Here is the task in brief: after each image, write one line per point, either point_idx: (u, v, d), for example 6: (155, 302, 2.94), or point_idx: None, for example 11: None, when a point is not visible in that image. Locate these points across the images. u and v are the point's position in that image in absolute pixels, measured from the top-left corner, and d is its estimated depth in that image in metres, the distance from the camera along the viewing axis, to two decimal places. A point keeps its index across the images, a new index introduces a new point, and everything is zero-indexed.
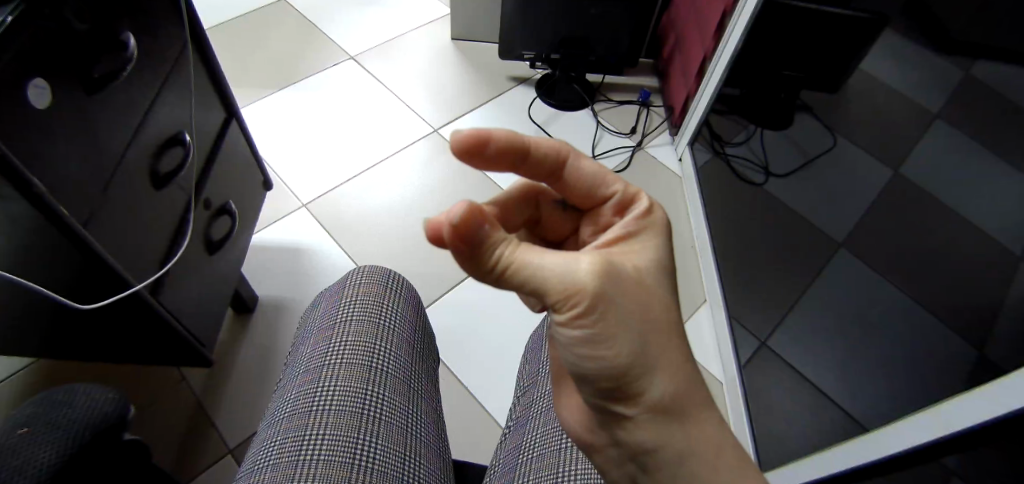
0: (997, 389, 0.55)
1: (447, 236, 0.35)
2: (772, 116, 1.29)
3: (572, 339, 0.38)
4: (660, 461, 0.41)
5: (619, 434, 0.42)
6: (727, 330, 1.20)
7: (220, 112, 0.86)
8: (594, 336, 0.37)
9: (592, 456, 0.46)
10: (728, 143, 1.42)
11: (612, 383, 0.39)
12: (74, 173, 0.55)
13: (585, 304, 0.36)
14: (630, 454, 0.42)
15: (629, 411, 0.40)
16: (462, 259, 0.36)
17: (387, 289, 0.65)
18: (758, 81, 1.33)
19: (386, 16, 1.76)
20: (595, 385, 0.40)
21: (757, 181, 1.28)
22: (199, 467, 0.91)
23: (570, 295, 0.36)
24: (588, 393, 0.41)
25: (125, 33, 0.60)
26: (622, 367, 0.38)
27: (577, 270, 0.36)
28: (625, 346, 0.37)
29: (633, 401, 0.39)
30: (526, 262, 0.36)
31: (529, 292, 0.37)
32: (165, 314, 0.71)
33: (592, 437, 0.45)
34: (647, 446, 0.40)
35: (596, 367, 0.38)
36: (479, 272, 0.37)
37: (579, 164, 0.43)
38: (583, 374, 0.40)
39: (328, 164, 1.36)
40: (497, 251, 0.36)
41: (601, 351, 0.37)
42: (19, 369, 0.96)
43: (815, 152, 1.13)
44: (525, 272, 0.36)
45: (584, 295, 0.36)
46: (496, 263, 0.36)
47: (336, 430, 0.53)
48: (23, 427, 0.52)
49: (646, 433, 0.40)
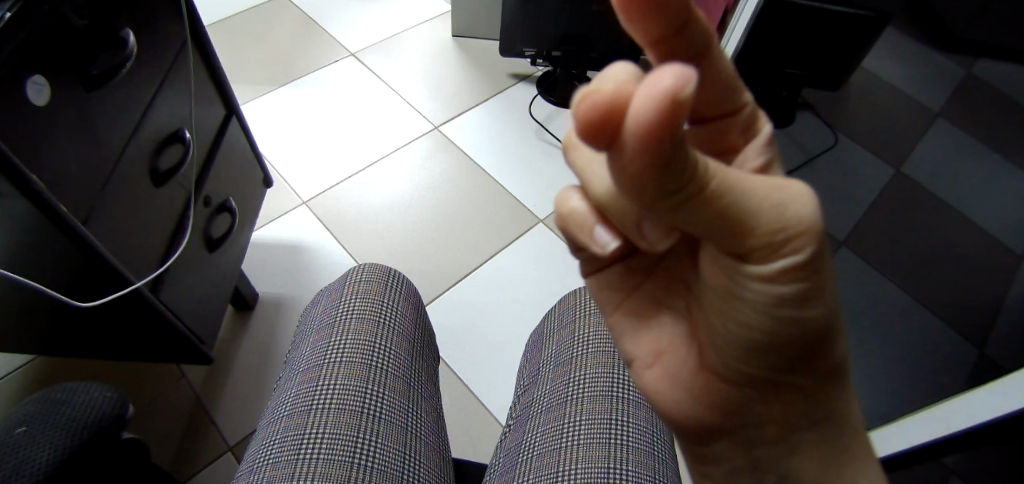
0: (993, 392, 0.54)
1: (638, 131, 0.19)
2: (776, 113, 1.21)
3: (769, 296, 0.27)
4: (809, 438, 0.33)
5: (770, 412, 0.33)
6: None
7: (220, 109, 0.86)
8: (795, 294, 0.27)
9: (714, 443, 0.35)
10: None
11: (785, 348, 0.29)
12: (74, 170, 0.55)
13: (806, 256, 0.25)
14: (777, 433, 0.33)
15: (797, 380, 0.31)
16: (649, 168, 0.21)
17: (388, 287, 0.65)
18: (759, 78, 1.18)
19: (386, 12, 1.75)
20: (767, 352, 0.29)
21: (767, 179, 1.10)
22: (199, 465, 0.91)
23: (787, 239, 0.25)
24: (749, 365, 0.30)
25: (125, 30, 0.59)
26: (814, 327, 0.29)
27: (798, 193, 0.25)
28: (820, 305, 0.28)
29: (808, 369, 0.31)
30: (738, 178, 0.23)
31: (724, 225, 0.24)
32: (164, 311, 0.71)
33: (727, 419, 0.34)
34: (803, 421, 0.33)
35: (786, 332, 0.28)
36: (661, 182, 0.21)
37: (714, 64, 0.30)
38: (760, 341, 0.29)
39: (327, 161, 1.36)
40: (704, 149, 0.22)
41: (796, 308, 0.28)
42: (20, 365, 0.96)
43: (816, 150, 1.15)
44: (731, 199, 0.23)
45: (808, 237, 0.25)
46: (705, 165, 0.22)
47: (336, 428, 0.53)
48: (21, 425, 0.52)
49: (807, 407, 0.33)
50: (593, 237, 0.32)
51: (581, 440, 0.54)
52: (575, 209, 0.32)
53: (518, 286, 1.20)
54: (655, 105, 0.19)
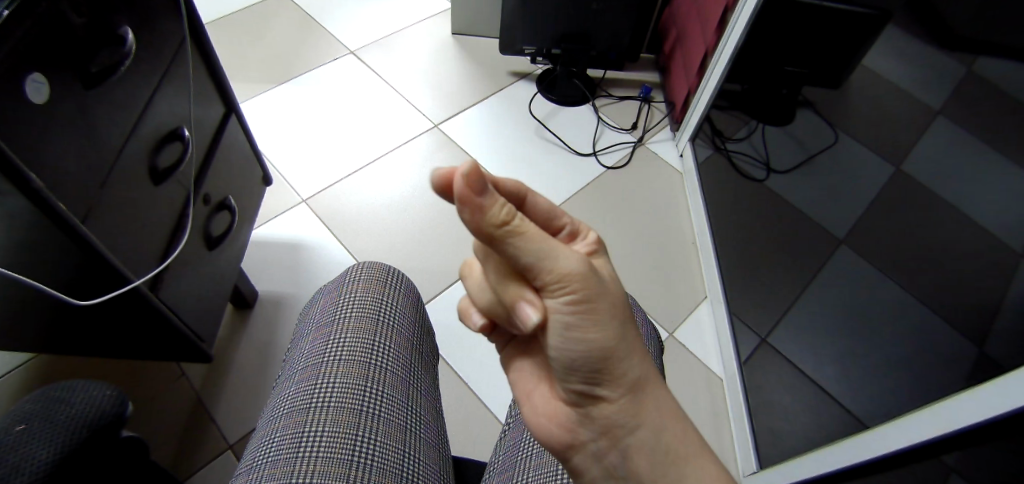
0: (996, 389, 0.55)
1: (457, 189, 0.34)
2: (773, 112, 1.26)
3: (564, 323, 0.38)
4: (638, 440, 0.43)
5: (600, 422, 0.43)
6: (727, 324, 1.21)
7: (220, 107, 0.86)
8: (580, 321, 0.38)
9: (572, 456, 0.46)
10: (729, 138, 1.39)
11: (594, 366, 0.40)
12: (73, 168, 0.55)
13: (578, 291, 0.37)
14: (610, 441, 0.43)
15: (610, 394, 0.42)
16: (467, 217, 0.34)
17: (386, 284, 0.65)
18: (759, 76, 1.29)
19: (386, 10, 1.75)
20: (579, 371, 0.41)
21: (757, 177, 1.28)
22: (199, 463, 0.91)
23: (566, 282, 0.36)
24: (572, 382, 0.42)
25: (123, 28, 0.59)
26: (606, 352, 0.39)
27: (569, 252, 0.37)
28: (605, 333, 0.39)
29: (614, 384, 0.41)
30: (534, 234, 0.36)
31: (524, 265, 0.36)
32: (164, 310, 0.71)
33: (573, 435, 0.45)
34: (624, 426, 0.42)
35: (584, 352, 0.39)
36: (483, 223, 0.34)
37: (536, 203, 0.43)
38: (570, 361, 0.40)
39: (328, 159, 1.36)
40: (504, 208, 0.35)
41: (588, 333, 0.38)
42: (21, 363, 0.96)
43: (817, 147, 1.12)
44: (524, 247, 0.36)
45: (575, 276, 0.36)
46: (502, 223, 0.34)
47: (335, 425, 0.53)
48: (19, 424, 0.51)
49: (623, 413, 0.42)
50: (469, 317, 0.45)
51: None
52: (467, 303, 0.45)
53: None
54: (460, 180, 0.33)
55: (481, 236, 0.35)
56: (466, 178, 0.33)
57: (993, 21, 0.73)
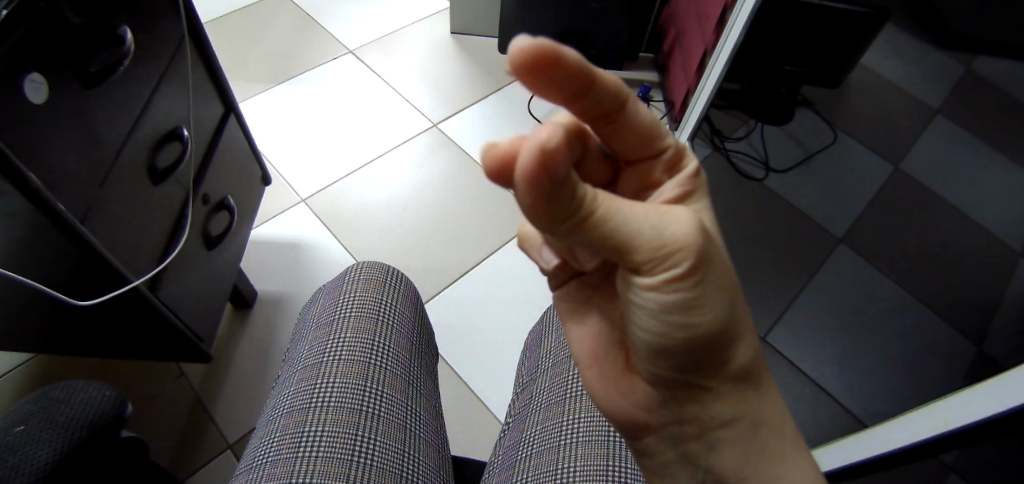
0: (992, 389, 0.54)
1: (528, 164, 0.25)
2: (772, 111, 1.25)
3: (662, 306, 0.32)
4: (730, 434, 0.39)
5: (689, 410, 0.39)
6: None
7: (219, 107, 0.86)
8: (683, 303, 0.32)
9: (643, 436, 0.41)
10: (728, 136, 1.25)
11: (691, 355, 0.35)
12: (71, 167, 0.54)
13: (686, 269, 0.30)
14: (696, 430, 0.39)
15: (707, 381, 0.37)
16: (538, 200, 0.26)
17: (388, 285, 0.65)
18: (758, 75, 1.23)
19: (386, 9, 1.75)
20: (670, 357, 0.35)
21: (756, 175, 1.18)
22: (199, 462, 0.91)
23: (668, 254, 0.29)
24: (658, 366, 0.37)
25: (121, 27, 0.59)
26: (711, 334, 0.34)
27: (672, 219, 0.29)
28: (712, 311, 0.33)
29: (714, 371, 0.36)
30: (620, 210, 0.29)
31: (612, 246, 0.29)
32: (163, 310, 0.71)
33: (651, 416, 0.40)
34: (723, 418, 0.39)
35: (683, 339, 0.34)
36: (553, 212, 0.27)
37: (637, 106, 0.34)
38: (665, 348, 0.34)
39: (327, 158, 1.36)
40: (584, 189, 0.27)
41: (688, 315, 0.32)
42: (20, 364, 0.96)
43: (814, 147, 1.19)
44: (613, 224, 0.28)
45: (685, 250, 0.29)
46: (583, 204, 0.27)
47: (335, 425, 0.53)
48: (19, 424, 0.52)
49: (725, 407, 0.38)
50: (541, 255, 0.43)
51: (581, 436, 0.54)
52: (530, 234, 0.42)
53: (517, 284, 1.20)
54: (528, 164, 0.25)
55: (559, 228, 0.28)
56: (537, 158, 0.25)
57: None
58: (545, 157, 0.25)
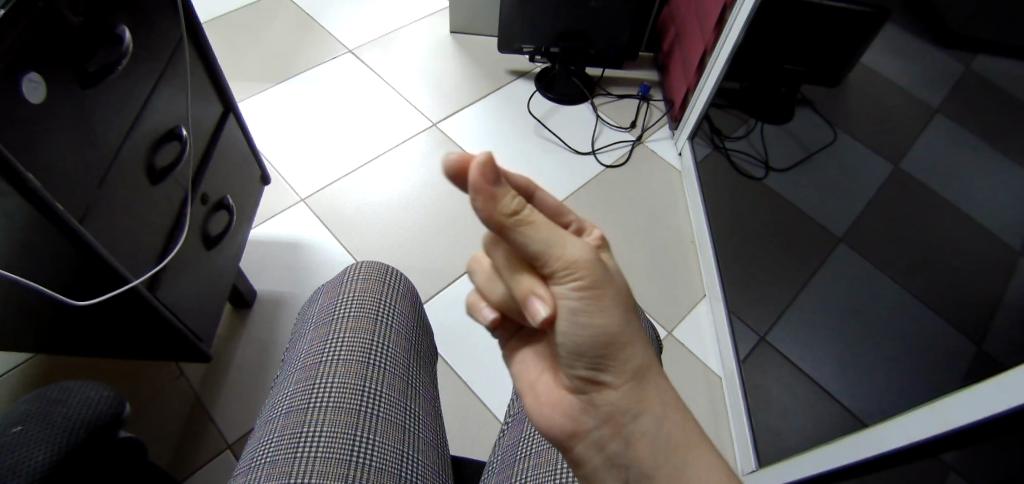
0: (995, 387, 0.54)
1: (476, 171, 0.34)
2: (772, 109, 1.27)
3: (571, 311, 0.37)
4: (640, 428, 0.41)
5: (603, 409, 0.42)
6: (727, 324, 1.18)
7: (218, 106, 0.86)
8: (586, 306, 0.37)
9: (574, 445, 0.44)
10: (728, 136, 1.39)
11: (599, 352, 0.39)
12: (69, 167, 0.54)
13: (586, 278, 0.36)
14: (612, 429, 0.42)
15: (613, 381, 0.40)
16: (480, 200, 0.34)
17: (385, 287, 0.65)
18: (758, 74, 1.30)
19: (386, 8, 1.75)
20: (584, 358, 0.40)
21: (757, 175, 1.28)
22: (198, 462, 0.91)
23: (571, 268, 0.36)
24: (577, 368, 0.41)
25: (120, 26, 0.59)
26: (614, 341, 0.38)
27: (577, 241, 0.37)
28: (613, 320, 0.38)
29: (619, 370, 0.40)
30: (542, 223, 0.36)
31: (532, 254, 0.36)
32: (161, 309, 0.71)
33: (575, 423, 0.43)
34: (626, 413, 0.41)
35: (589, 339, 0.38)
36: (494, 212, 0.34)
37: (544, 197, 0.44)
38: (577, 350, 0.39)
39: (327, 158, 1.36)
40: (515, 198, 0.35)
41: (592, 320, 0.38)
42: (19, 364, 0.96)
43: (814, 146, 1.13)
44: (531, 237, 0.35)
45: (585, 266, 0.36)
46: (512, 212, 0.35)
47: (332, 427, 0.53)
48: (17, 425, 0.51)
49: (625, 400, 0.41)
50: (480, 312, 0.44)
51: None
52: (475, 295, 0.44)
53: None
54: (475, 171, 0.34)
55: (491, 226, 0.35)
56: (482, 168, 0.34)
57: (985, 18, 0.72)
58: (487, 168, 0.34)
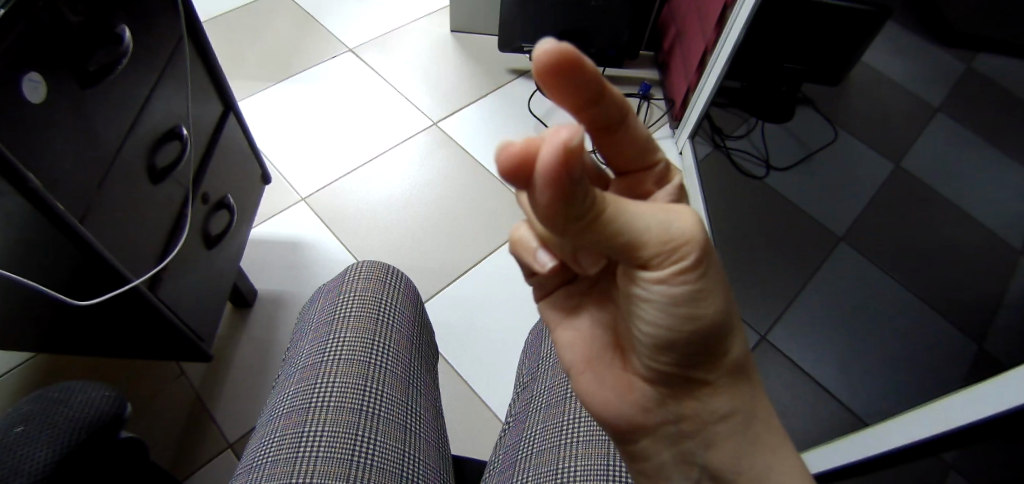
0: (996, 387, 0.54)
1: (552, 159, 0.26)
2: (772, 108, 1.25)
3: (667, 299, 0.34)
4: (724, 430, 0.40)
5: (684, 407, 0.40)
6: None
7: (218, 106, 0.86)
8: (684, 296, 0.33)
9: (638, 438, 0.42)
10: (729, 135, 1.27)
11: (691, 346, 0.36)
12: (70, 167, 0.54)
13: (688, 259, 0.32)
14: (691, 428, 0.40)
15: (710, 377, 0.38)
16: (552, 198, 0.27)
17: (387, 286, 0.65)
18: (758, 74, 1.23)
19: (386, 7, 1.74)
20: (672, 352, 0.36)
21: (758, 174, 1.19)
22: (199, 461, 0.91)
23: (675, 249, 0.31)
24: (660, 361, 0.38)
25: (120, 26, 0.59)
26: (709, 329, 0.35)
27: (680, 218, 0.32)
28: (713, 306, 0.35)
29: (715, 366, 0.38)
30: (630, 210, 0.30)
31: (622, 245, 0.31)
32: (163, 309, 0.71)
33: (648, 417, 0.41)
34: (716, 413, 0.39)
35: (687, 330, 0.35)
36: (564, 212, 0.28)
37: (635, 128, 0.38)
38: (668, 341, 0.36)
39: (327, 157, 1.36)
40: (596, 194, 0.29)
41: (693, 308, 0.34)
42: (19, 363, 0.96)
43: (816, 144, 1.17)
44: (622, 225, 0.30)
45: (693, 247, 0.32)
46: (589, 211, 0.28)
47: (335, 426, 0.53)
48: (19, 424, 0.52)
49: (722, 402, 0.39)
50: (532, 254, 0.35)
51: (581, 437, 0.54)
52: (524, 234, 0.36)
53: (516, 283, 1.20)
54: (550, 159, 0.26)
55: (568, 228, 0.29)
56: (558, 154, 0.26)
57: None
58: (567, 161, 0.26)
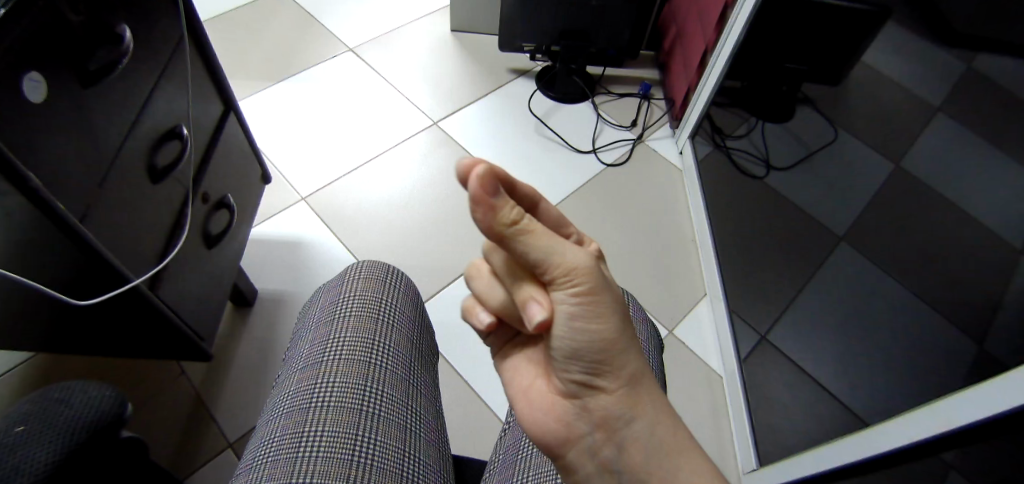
0: (999, 387, 0.54)
1: (478, 178, 0.34)
2: (772, 108, 1.26)
3: (569, 315, 0.38)
4: (634, 433, 0.42)
5: (596, 414, 0.42)
6: (727, 323, 1.19)
7: (219, 106, 0.86)
8: (582, 312, 0.38)
9: (567, 452, 0.44)
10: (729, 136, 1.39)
11: (595, 357, 0.40)
12: (70, 166, 0.54)
13: (584, 284, 0.38)
14: (605, 435, 0.43)
15: (609, 385, 0.41)
16: (479, 209, 0.34)
17: (386, 284, 0.65)
18: (758, 74, 1.29)
19: (387, 7, 1.74)
20: (579, 361, 0.41)
21: (757, 174, 1.28)
22: (199, 461, 0.91)
23: (572, 273, 0.37)
24: (572, 372, 0.42)
25: (121, 26, 0.59)
26: (608, 344, 0.40)
27: (574, 248, 0.37)
28: (608, 325, 0.39)
29: (614, 375, 0.41)
30: (542, 231, 0.36)
31: (532, 263, 0.37)
32: (163, 309, 0.71)
33: (569, 429, 0.43)
34: (620, 419, 0.42)
35: (586, 343, 0.40)
36: (492, 224, 0.35)
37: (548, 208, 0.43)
38: (574, 353, 0.40)
39: (328, 156, 1.36)
40: (514, 209, 0.36)
41: (590, 324, 0.39)
42: (19, 363, 0.96)
43: (816, 144, 1.11)
44: (532, 245, 0.36)
45: (583, 272, 0.37)
46: (512, 222, 0.35)
47: (335, 426, 0.53)
48: (20, 424, 0.51)
49: (619, 405, 0.42)
50: (475, 316, 0.43)
51: None
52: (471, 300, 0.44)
53: None
54: (475, 183, 0.34)
55: (492, 236, 0.35)
56: (481, 178, 0.34)
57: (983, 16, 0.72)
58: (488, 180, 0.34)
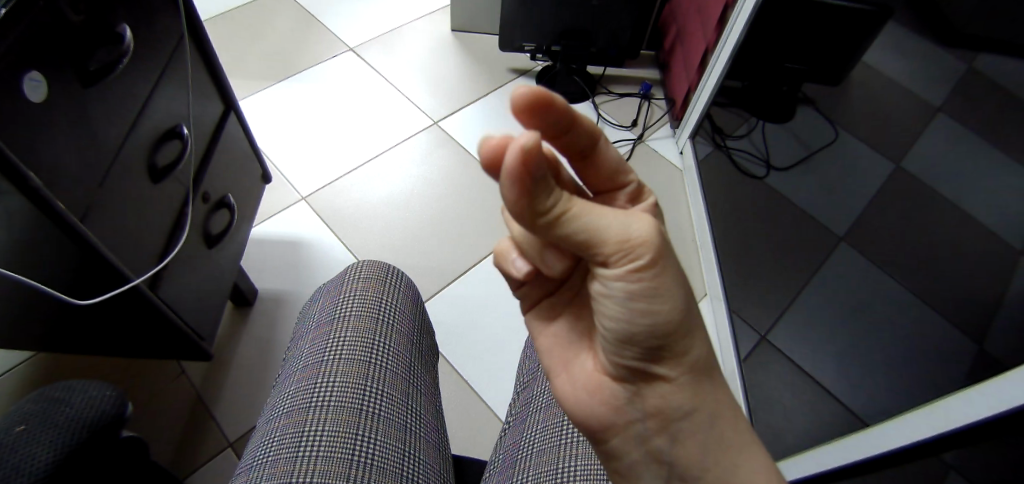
0: (997, 388, 0.54)
1: (514, 161, 0.31)
2: (773, 109, 1.29)
3: (626, 293, 0.36)
4: (691, 424, 0.42)
5: (650, 403, 0.42)
6: (728, 323, 1.15)
7: (219, 105, 0.86)
8: (641, 294, 0.36)
9: (611, 438, 0.44)
10: (729, 136, 1.39)
11: (656, 342, 0.39)
12: (70, 165, 0.54)
13: (644, 258, 0.34)
14: (659, 424, 0.42)
15: (668, 372, 0.40)
16: (519, 188, 0.32)
17: (387, 283, 0.65)
18: (758, 73, 1.30)
19: (387, 7, 1.74)
20: (636, 346, 0.39)
21: (757, 174, 1.28)
22: (200, 460, 0.91)
23: (631, 249, 0.34)
24: (624, 356, 0.40)
25: (121, 25, 0.59)
26: (669, 325, 0.37)
27: (632, 220, 0.35)
28: (670, 306, 0.37)
29: (675, 362, 0.40)
30: (584, 209, 0.34)
31: (578, 243, 0.35)
32: (164, 308, 0.71)
33: (618, 415, 0.43)
34: (680, 410, 0.42)
35: (647, 325, 0.37)
36: (530, 207, 0.33)
37: (606, 151, 0.41)
38: (632, 334, 0.38)
39: (328, 156, 1.36)
40: (552, 197, 0.33)
41: (650, 305, 0.36)
42: (19, 363, 0.96)
43: (817, 145, 1.13)
44: (575, 222, 0.34)
45: (647, 246, 0.34)
46: (550, 209, 0.33)
47: (335, 424, 0.53)
48: (20, 424, 0.52)
49: (680, 396, 0.41)
50: (508, 261, 0.42)
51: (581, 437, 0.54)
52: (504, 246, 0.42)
53: None
54: (516, 155, 0.30)
55: (525, 219, 0.34)
56: (526, 152, 0.31)
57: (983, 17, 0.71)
58: (523, 168, 0.31)
